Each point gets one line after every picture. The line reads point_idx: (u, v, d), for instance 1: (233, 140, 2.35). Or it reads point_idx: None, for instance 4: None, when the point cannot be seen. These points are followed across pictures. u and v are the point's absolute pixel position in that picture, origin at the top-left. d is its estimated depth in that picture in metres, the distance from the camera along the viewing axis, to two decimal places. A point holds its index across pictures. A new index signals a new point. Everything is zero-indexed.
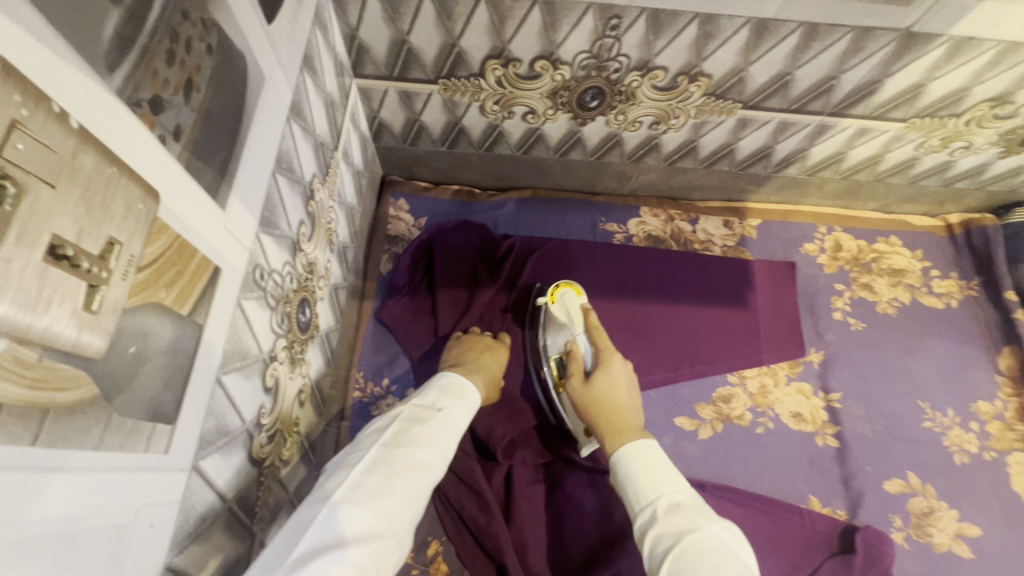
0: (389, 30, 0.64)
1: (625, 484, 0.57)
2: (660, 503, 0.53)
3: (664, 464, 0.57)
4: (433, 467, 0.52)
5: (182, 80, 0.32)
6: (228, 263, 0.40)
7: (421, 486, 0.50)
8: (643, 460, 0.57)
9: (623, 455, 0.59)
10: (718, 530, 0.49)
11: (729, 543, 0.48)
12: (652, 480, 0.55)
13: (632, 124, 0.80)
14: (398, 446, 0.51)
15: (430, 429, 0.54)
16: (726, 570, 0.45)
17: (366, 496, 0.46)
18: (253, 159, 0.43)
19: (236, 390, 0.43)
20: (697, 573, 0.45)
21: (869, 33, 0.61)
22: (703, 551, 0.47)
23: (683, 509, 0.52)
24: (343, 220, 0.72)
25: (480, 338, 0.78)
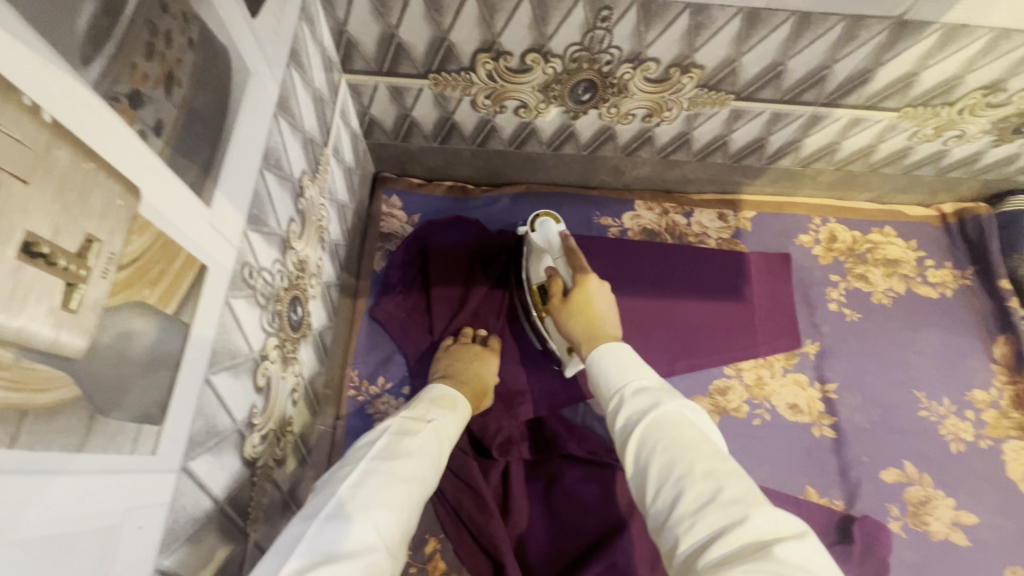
0: (378, 24, 0.64)
1: (599, 379, 0.56)
2: (630, 387, 0.51)
3: (637, 361, 0.55)
4: (425, 477, 0.50)
5: (163, 74, 0.32)
6: (215, 261, 0.40)
7: (416, 495, 0.48)
8: (616, 358, 0.56)
9: (599, 356, 0.57)
10: (686, 409, 0.47)
11: (697, 421, 0.47)
12: (622, 370, 0.54)
13: (625, 117, 0.79)
14: (388, 457, 0.49)
15: (419, 441, 0.53)
16: (692, 437, 0.43)
17: (360, 506, 0.43)
18: (239, 155, 0.42)
19: (226, 390, 0.42)
20: (666, 442, 0.44)
21: (862, 21, 0.61)
22: (671, 422, 0.45)
23: (652, 391, 0.50)
24: (334, 218, 0.72)
25: (470, 347, 0.78)
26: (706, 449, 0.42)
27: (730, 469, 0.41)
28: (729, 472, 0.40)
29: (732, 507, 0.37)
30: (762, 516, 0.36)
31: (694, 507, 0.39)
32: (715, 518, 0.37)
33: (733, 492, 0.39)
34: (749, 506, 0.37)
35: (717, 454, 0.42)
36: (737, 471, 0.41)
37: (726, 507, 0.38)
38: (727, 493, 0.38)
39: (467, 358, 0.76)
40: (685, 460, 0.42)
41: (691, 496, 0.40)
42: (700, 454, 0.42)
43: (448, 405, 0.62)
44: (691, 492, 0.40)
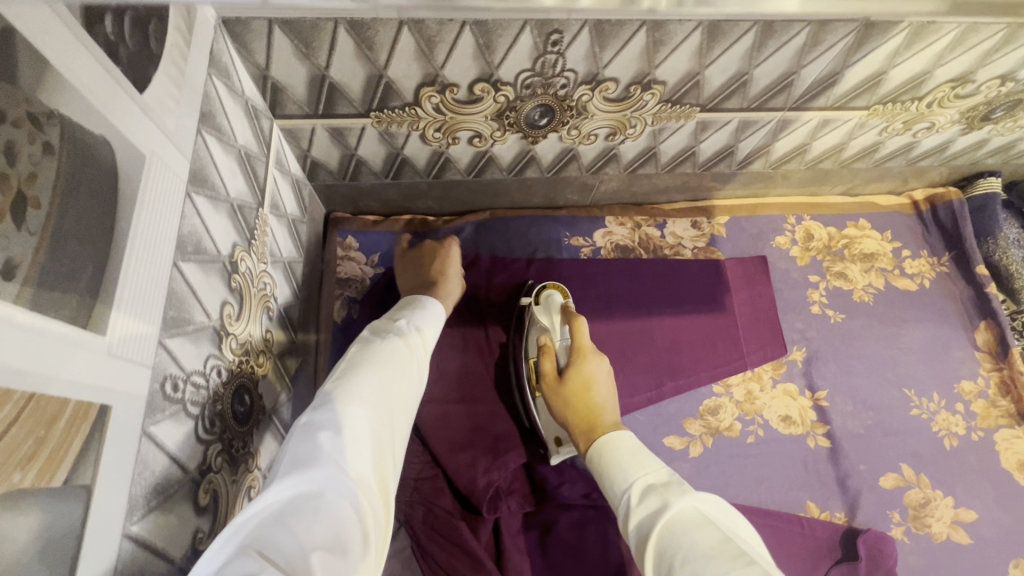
0: (305, 66, 0.57)
1: (604, 477, 0.52)
2: (637, 487, 0.48)
3: (643, 449, 0.52)
4: (412, 365, 0.52)
5: (8, 201, 0.25)
6: (123, 395, 0.33)
7: (404, 382, 0.50)
8: (621, 449, 0.52)
9: (601, 446, 0.54)
10: (700, 504, 0.43)
11: (717, 517, 0.43)
12: (626, 466, 0.50)
13: (588, 138, 0.74)
14: (369, 353, 0.50)
15: (399, 338, 0.54)
16: (713, 544, 0.39)
17: (346, 395, 0.45)
18: (141, 257, 0.36)
19: (155, 534, 0.36)
20: (686, 551, 0.40)
21: (827, 25, 0.57)
22: (685, 528, 0.41)
23: (660, 489, 0.46)
24: (280, 280, 0.65)
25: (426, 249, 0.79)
26: (727, 553, 0.38)
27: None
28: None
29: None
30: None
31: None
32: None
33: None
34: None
35: (742, 558, 0.38)
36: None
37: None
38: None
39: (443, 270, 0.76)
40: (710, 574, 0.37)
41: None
42: (726, 564, 0.37)
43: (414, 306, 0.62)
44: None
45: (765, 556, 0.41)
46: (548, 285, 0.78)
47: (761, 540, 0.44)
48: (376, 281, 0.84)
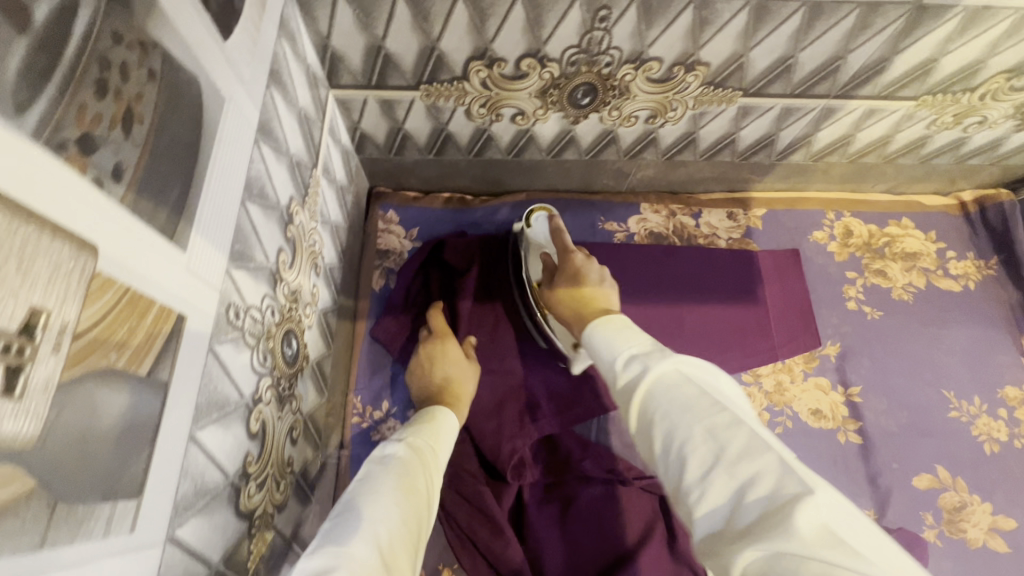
0: (363, 36, 0.60)
1: (596, 355, 0.52)
2: (623, 356, 0.47)
3: (630, 327, 0.51)
4: (419, 488, 0.49)
5: (120, 113, 0.29)
6: (195, 308, 0.36)
7: (411, 506, 0.46)
8: (609, 328, 0.52)
9: (592, 330, 0.54)
10: (680, 364, 0.43)
11: (696, 374, 0.42)
12: (613, 343, 0.50)
13: (628, 120, 0.75)
14: (373, 481, 0.48)
15: (410, 458, 0.52)
16: (688, 398, 0.39)
17: (345, 530, 0.41)
18: (216, 188, 0.39)
19: (215, 445, 0.39)
20: (664, 406, 0.40)
21: (877, 8, 0.57)
22: (665, 387, 0.41)
23: (642, 356, 0.46)
24: (328, 240, 0.69)
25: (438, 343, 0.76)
26: (703, 406, 0.38)
27: (729, 420, 0.37)
28: (730, 426, 0.37)
29: (741, 468, 0.34)
30: (772, 470, 0.33)
31: (700, 471, 0.36)
32: (724, 486, 0.34)
33: (738, 447, 0.35)
34: (755, 461, 0.34)
35: (715, 406, 0.38)
36: (738, 421, 0.37)
37: (734, 467, 0.35)
38: (731, 452, 0.35)
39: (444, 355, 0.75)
40: (685, 426, 0.38)
41: (694, 461, 0.36)
42: (700, 413, 0.38)
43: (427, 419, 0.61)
44: (694, 456, 0.36)
45: (742, 404, 0.41)
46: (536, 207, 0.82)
47: (739, 387, 0.43)
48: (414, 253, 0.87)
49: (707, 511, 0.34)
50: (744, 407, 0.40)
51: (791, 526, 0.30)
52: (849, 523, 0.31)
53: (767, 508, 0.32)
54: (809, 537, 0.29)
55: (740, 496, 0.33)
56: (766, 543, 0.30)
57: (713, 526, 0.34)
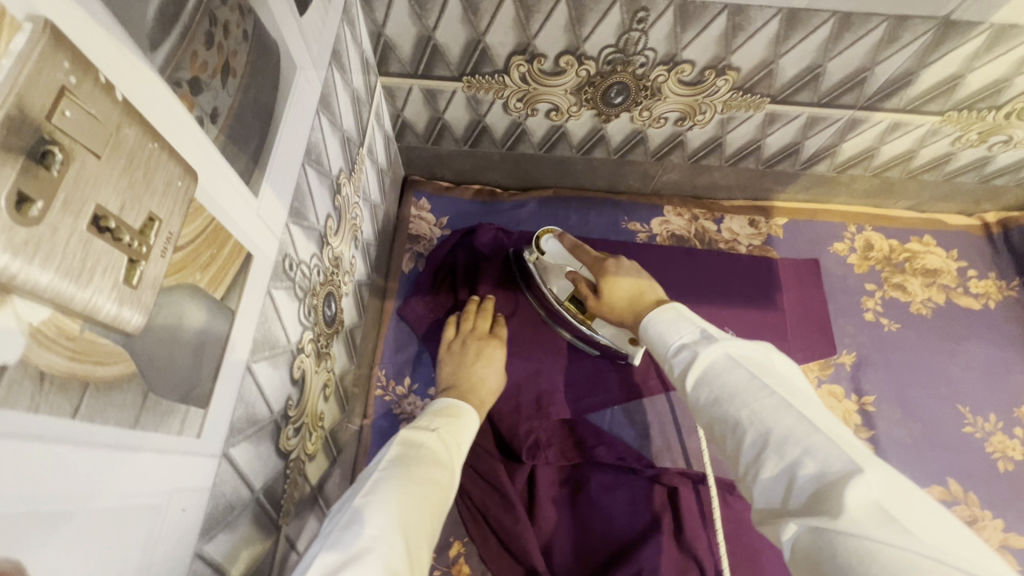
0: (415, 26, 0.65)
1: (648, 343, 0.55)
2: (675, 344, 0.50)
3: (685, 314, 0.54)
4: (442, 477, 0.52)
5: (220, 63, 0.33)
6: (260, 250, 0.40)
7: (435, 497, 0.50)
8: (659, 314, 0.55)
9: (646, 319, 0.56)
10: (731, 348, 0.45)
11: (747, 357, 0.44)
12: (666, 329, 0.52)
13: (657, 121, 0.79)
14: (404, 465, 0.51)
15: (432, 448, 0.55)
16: (743, 383, 0.42)
17: (375, 512, 0.44)
18: (284, 147, 0.43)
19: (265, 380, 0.43)
20: (718, 391, 0.43)
21: (905, 21, 0.60)
22: (724, 371, 0.44)
23: (693, 343, 0.49)
24: (367, 217, 0.73)
25: (470, 347, 0.77)
26: (756, 390, 0.41)
27: (777, 404, 0.40)
28: (778, 410, 0.39)
29: (788, 449, 0.37)
30: (820, 451, 0.35)
31: (754, 451, 0.39)
32: (775, 466, 0.37)
33: (785, 430, 0.38)
34: (803, 441, 0.36)
35: (765, 390, 0.41)
36: (787, 404, 0.39)
37: (781, 448, 0.37)
38: (779, 433, 0.38)
39: (472, 358, 0.76)
40: (737, 411, 0.41)
41: (749, 444, 0.39)
42: (750, 397, 0.41)
43: (453, 415, 0.63)
44: (748, 437, 0.39)
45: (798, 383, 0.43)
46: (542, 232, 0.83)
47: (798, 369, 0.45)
48: (444, 240, 0.91)
49: (762, 485, 0.37)
50: (797, 390, 0.42)
51: (837, 505, 0.32)
52: (899, 495, 0.32)
53: (811, 485, 0.34)
54: (857, 514, 0.31)
55: (790, 474, 0.36)
56: (812, 518, 0.32)
57: (763, 500, 0.37)
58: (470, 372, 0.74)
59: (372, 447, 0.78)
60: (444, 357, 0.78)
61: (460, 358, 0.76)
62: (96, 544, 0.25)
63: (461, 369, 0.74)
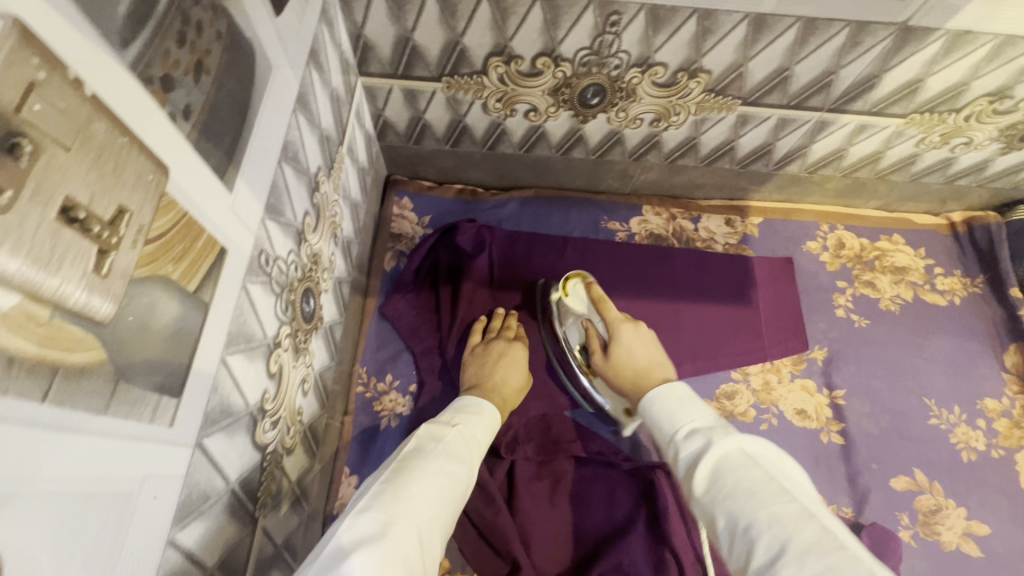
0: (393, 27, 0.66)
1: (653, 420, 0.56)
2: (684, 428, 0.52)
3: (689, 397, 0.55)
4: (461, 473, 0.54)
5: (193, 61, 0.34)
6: (234, 244, 0.41)
7: (452, 489, 0.51)
8: (664, 399, 0.56)
9: (651, 396, 0.58)
10: (744, 445, 0.46)
11: (760, 455, 0.46)
12: (671, 415, 0.54)
13: (633, 122, 0.81)
14: (420, 456, 0.53)
15: (451, 444, 0.56)
16: (756, 482, 0.43)
17: (390, 498, 0.46)
18: (259, 145, 0.44)
19: (241, 373, 0.44)
20: (732, 489, 0.44)
21: (866, 27, 0.62)
22: (737, 466, 0.45)
23: (704, 431, 0.50)
24: (348, 215, 0.73)
25: (496, 345, 0.79)
26: (772, 493, 0.42)
27: (796, 512, 0.40)
28: (796, 519, 0.40)
29: (807, 561, 0.37)
30: (844, 566, 0.36)
31: (769, 560, 0.39)
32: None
33: (806, 541, 0.38)
34: (824, 555, 0.37)
35: (783, 495, 0.41)
36: (806, 515, 0.40)
37: (800, 560, 0.37)
38: (799, 542, 0.38)
39: (497, 360, 0.77)
40: (752, 512, 0.41)
41: (763, 550, 0.39)
42: (764, 499, 0.42)
43: (475, 412, 0.65)
44: (762, 543, 0.40)
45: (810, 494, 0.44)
46: (570, 275, 0.82)
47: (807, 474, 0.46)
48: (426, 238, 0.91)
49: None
50: (812, 498, 0.42)
51: None
52: None
53: None
54: None
55: None
56: None
57: None
58: (496, 372, 0.76)
59: (354, 443, 0.78)
60: (466, 358, 0.80)
61: (482, 360, 0.78)
62: (66, 529, 0.26)
63: (485, 368, 0.76)
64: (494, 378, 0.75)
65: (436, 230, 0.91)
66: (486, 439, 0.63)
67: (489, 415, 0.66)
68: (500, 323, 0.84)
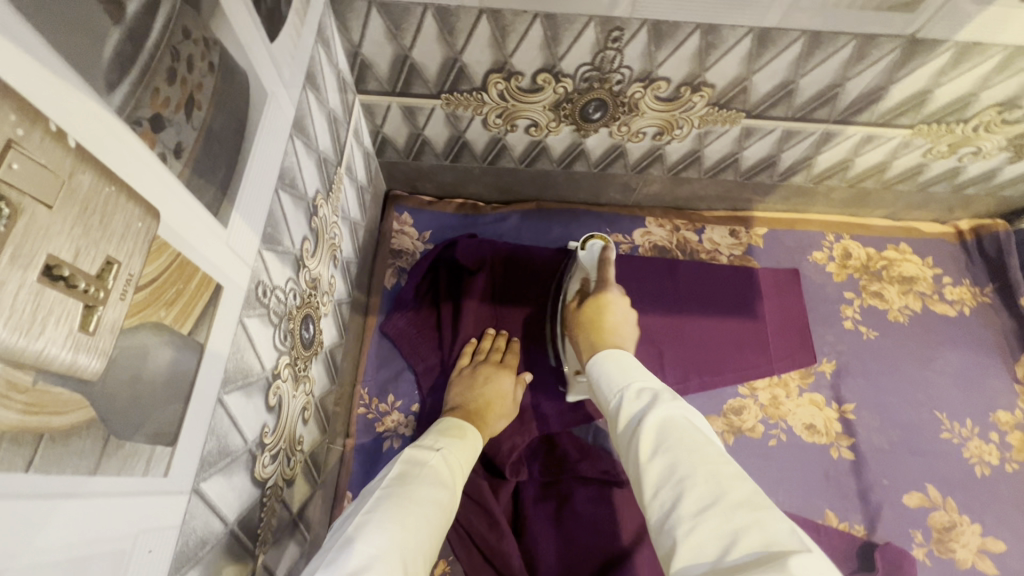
0: (391, 46, 0.65)
1: (601, 382, 0.56)
2: (632, 389, 0.51)
3: (631, 362, 0.57)
4: (445, 497, 0.53)
5: (183, 97, 0.32)
6: (230, 280, 0.40)
7: (437, 517, 0.50)
8: (614, 363, 0.57)
9: (598, 361, 0.58)
10: (688, 414, 0.46)
11: (698, 425, 0.45)
12: (622, 373, 0.55)
13: (636, 135, 0.79)
14: (404, 484, 0.52)
15: (434, 466, 0.56)
16: (697, 442, 0.42)
17: (374, 529, 0.45)
18: (255, 174, 0.43)
19: (238, 411, 0.42)
20: (670, 446, 0.43)
21: (873, 40, 0.61)
22: (681, 426, 0.44)
23: (652, 394, 0.49)
24: (347, 235, 0.72)
25: (483, 369, 0.78)
26: (710, 451, 0.41)
27: (731, 473, 0.39)
28: (729, 479, 0.39)
29: (738, 513, 0.36)
30: (768, 526, 0.35)
31: (695, 511, 0.37)
32: (721, 527, 0.35)
33: (736, 497, 0.37)
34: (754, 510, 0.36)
35: (719, 457, 0.40)
36: (740, 475, 0.39)
37: (728, 512, 0.36)
38: (729, 499, 0.37)
39: (482, 383, 0.76)
40: (689, 466, 0.40)
41: (690, 501, 0.38)
42: (697, 455, 0.41)
43: (456, 435, 0.64)
44: (691, 496, 0.38)
45: None
46: (595, 235, 0.79)
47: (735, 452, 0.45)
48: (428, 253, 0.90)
49: (692, 546, 0.36)
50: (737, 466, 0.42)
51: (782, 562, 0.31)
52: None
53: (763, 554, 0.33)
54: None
55: (732, 540, 0.35)
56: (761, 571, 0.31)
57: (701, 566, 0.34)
58: (480, 394, 0.75)
59: (356, 465, 0.77)
60: (454, 379, 0.79)
61: (467, 382, 0.77)
62: None
63: (471, 391, 0.75)
64: (478, 401, 0.74)
65: (439, 246, 0.90)
66: (469, 460, 0.62)
67: (472, 438, 0.65)
68: (485, 343, 0.82)
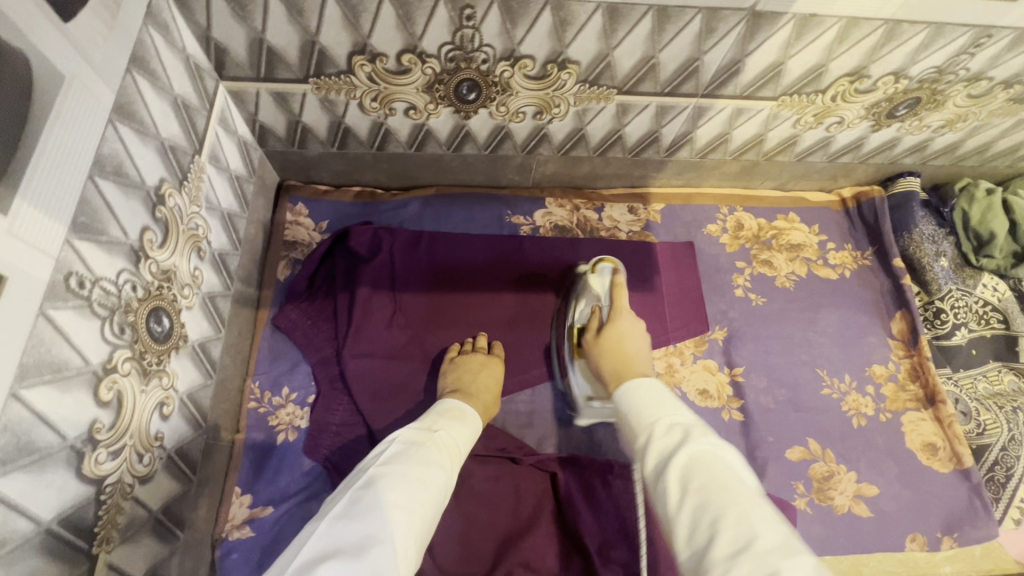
0: (243, 28, 0.63)
1: (631, 414, 0.59)
2: (662, 424, 0.55)
3: (664, 396, 0.59)
4: (442, 477, 0.53)
5: None
6: (18, 269, 0.38)
7: (433, 495, 0.51)
8: (644, 396, 0.60)
9: (631, 391, 0.61)
10: (717, 450, 0.50)
11: (729, 461, 0.49)
12: (651, 408, 0.58)
13: (517, 115, 0.80)
14: (400, 463, 0.52)
15: (432, 447, 0.56)
16: (728, 479, 0.46)
17: (365, 511, 0.46)
18: (53, 162, 0.41)
19: (49, 407, 0.41)
20: (702, 482, 0.47)
21: (717, 13, 0.63)
22: (711, 460, 0.48)
23: (683, 426, 0.53)
24: (216, 227, 0.70)
25: (474, 357, 0.79)
26: (741, 492, 0.45)
27: (766, 518, 0.43)
28: (761, 523, 0.43)
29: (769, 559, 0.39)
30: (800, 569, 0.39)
31: (729, 553, 0.41)
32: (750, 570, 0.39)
33: (765, 543, 0.41)
34: (784, 554, 0.40)
35: (752, 499, 0.45)
36: (773, 521, 0.43)
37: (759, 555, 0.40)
38: (761, 542, 0.41)
39: (478, 367, 0.77)
40: (722, 505, 0.44)
41: (723, 545, 0.42)
42: (733, 498, 0.45)
43: (455, 417, 0.63)
44: (725, 538, 0.42)
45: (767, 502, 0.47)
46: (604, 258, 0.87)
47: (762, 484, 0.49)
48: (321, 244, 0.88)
49: None
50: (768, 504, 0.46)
51: None
52: None
53: None
54: None
55: None
56: None
57: None
58: (478, 379, 0.76)
59: (246, 459, 0.76)
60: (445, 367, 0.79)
61: (466, 366, 0.77)
62: None
63: (466, 375, 0.76)
64: (475, 384, 0.75)
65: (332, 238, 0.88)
66: (469, 442, 0.62)
67: (471, 421, 0.65)
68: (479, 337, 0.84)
